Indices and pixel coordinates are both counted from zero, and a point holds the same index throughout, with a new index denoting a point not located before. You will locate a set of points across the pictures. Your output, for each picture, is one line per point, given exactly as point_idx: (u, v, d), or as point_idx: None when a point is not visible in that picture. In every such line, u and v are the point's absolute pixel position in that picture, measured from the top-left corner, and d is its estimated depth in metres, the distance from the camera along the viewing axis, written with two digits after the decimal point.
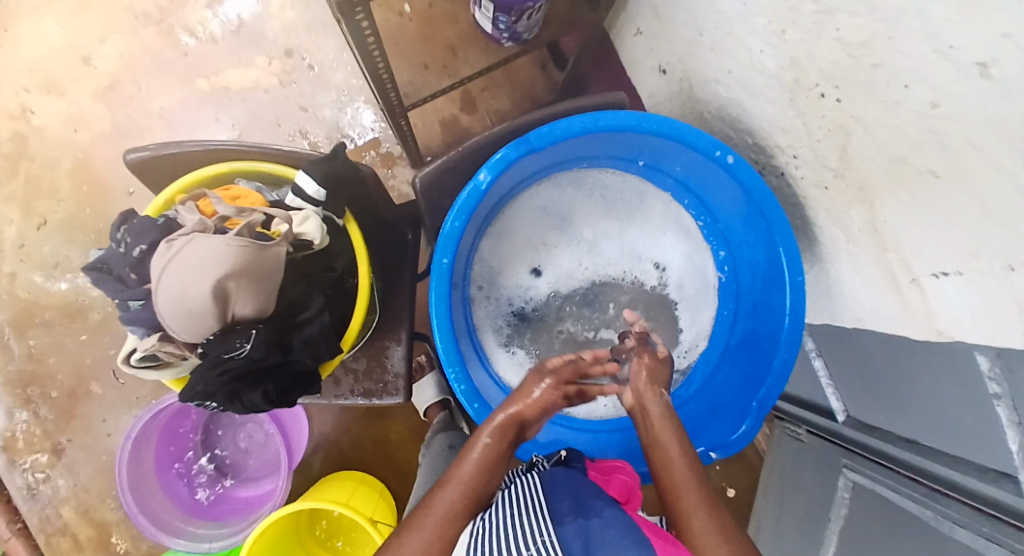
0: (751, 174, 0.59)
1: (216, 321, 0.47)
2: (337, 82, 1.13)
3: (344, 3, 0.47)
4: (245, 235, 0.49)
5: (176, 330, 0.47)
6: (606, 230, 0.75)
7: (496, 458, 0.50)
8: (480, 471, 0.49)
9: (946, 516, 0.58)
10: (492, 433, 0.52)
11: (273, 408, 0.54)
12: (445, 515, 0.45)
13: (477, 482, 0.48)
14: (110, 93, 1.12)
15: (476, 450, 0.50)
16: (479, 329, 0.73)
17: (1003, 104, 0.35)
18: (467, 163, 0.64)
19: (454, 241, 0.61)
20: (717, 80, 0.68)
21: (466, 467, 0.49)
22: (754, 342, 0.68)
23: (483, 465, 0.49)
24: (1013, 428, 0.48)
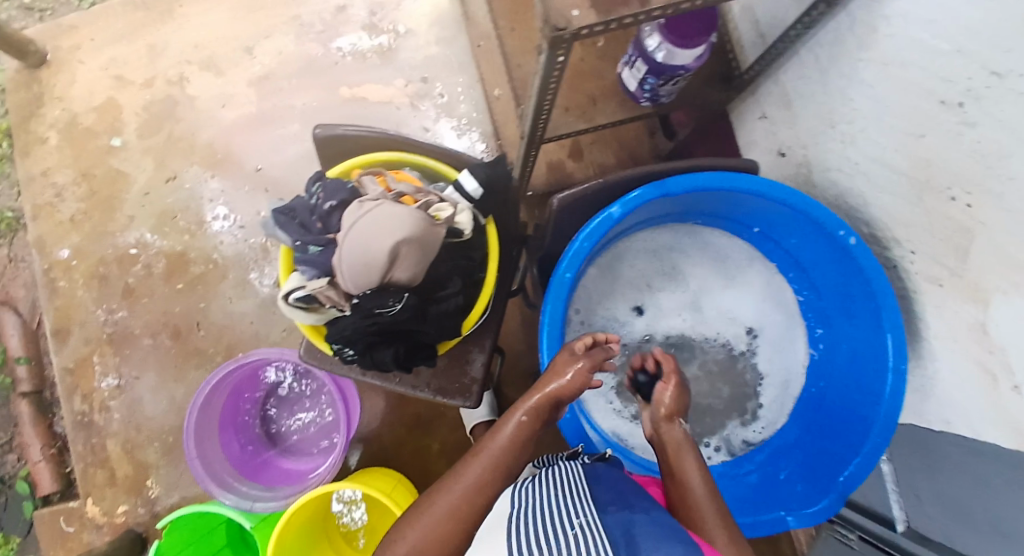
0: (870, 259, 0.62)
1: (378, 278, 0.53)
2: (460, 111, 1.23)
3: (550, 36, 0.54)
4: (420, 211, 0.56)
5: (345, 278, 0.54)
6: (708, 286, 0.80)
7: (523, 439, 0.56)
8: (511, 446, 0.55)
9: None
10: (527, 412, 0.58)
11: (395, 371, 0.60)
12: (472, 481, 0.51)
13: (504, 455, 0.54)
14: (262, 80, 1.25)
15: (509, 426, 0.57)
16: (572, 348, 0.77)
17: None
18: (599, 196, 0.70)
19: (580, 260, 0.67)
20: (840, 169, 0.74)
21: (500, 437, 0.55)
22: (845, 421, 0.69)
23: (515, 439, 0.56)
24: None
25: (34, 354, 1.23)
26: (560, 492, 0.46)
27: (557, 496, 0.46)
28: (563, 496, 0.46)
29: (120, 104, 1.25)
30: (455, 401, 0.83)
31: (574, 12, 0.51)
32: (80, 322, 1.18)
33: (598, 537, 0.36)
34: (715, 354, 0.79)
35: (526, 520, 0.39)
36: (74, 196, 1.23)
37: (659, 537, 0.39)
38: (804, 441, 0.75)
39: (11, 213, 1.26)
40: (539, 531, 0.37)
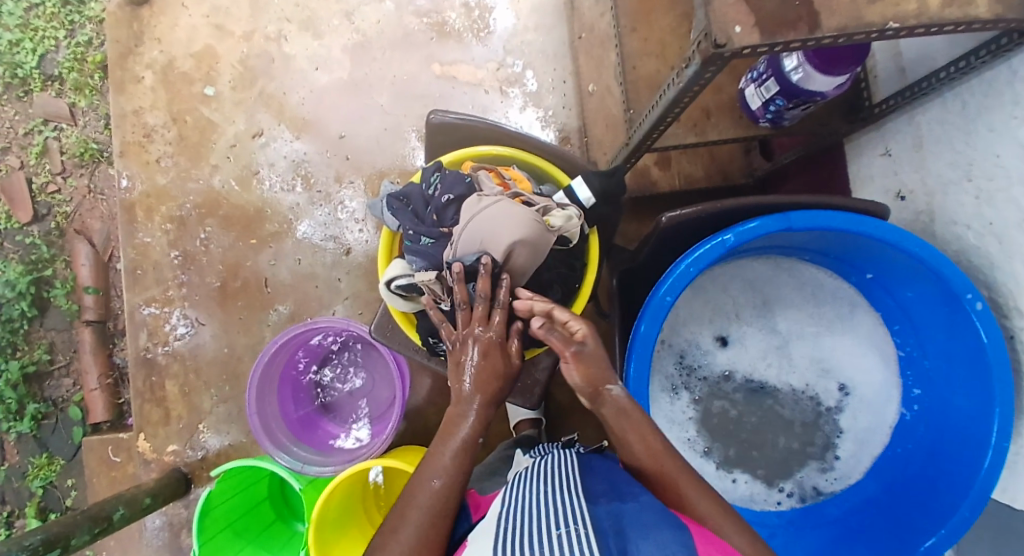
0: (994, 328, 0.58)
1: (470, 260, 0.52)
2: (548, 104, 1.21)
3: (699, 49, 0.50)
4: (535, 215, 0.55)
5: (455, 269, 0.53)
6: (803, 329, 0.77)
7: (474, 454, 0.47)
8: (461, 452, 0.47)
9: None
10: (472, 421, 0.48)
11: None
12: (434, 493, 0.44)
13: (461, 468, 0.46)
14: (358, 49, 1.25)
15: (462, 430, 0.48)
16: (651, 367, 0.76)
17: None
18: (707, 218, 0.67)
19: (683, 283, 0.64)
20: (968, 226, 0.69)
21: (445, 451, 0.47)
22: (930, 490, 0.65)
23: (462, 450, 0.47)
24: None
25: (102, 286, 1.28)
26: (551, 486, 0.43)
27: (548, 490, 0.42)
28: (552, 490, 0.42)
29: (218, 53, 1.27)
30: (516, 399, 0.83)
31: (736, 28, 0.47)
32: (154, 261, 1.22)
33: (590, 533, 0.33)
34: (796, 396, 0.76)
35: (514, 519, 0.37)
36: (162, 138, 1.26)
37: (651, 526, 0.36)
38: (879, 502, 0.71)
39: (96, 146, 1.31)
40: (527, 536, 0.34)
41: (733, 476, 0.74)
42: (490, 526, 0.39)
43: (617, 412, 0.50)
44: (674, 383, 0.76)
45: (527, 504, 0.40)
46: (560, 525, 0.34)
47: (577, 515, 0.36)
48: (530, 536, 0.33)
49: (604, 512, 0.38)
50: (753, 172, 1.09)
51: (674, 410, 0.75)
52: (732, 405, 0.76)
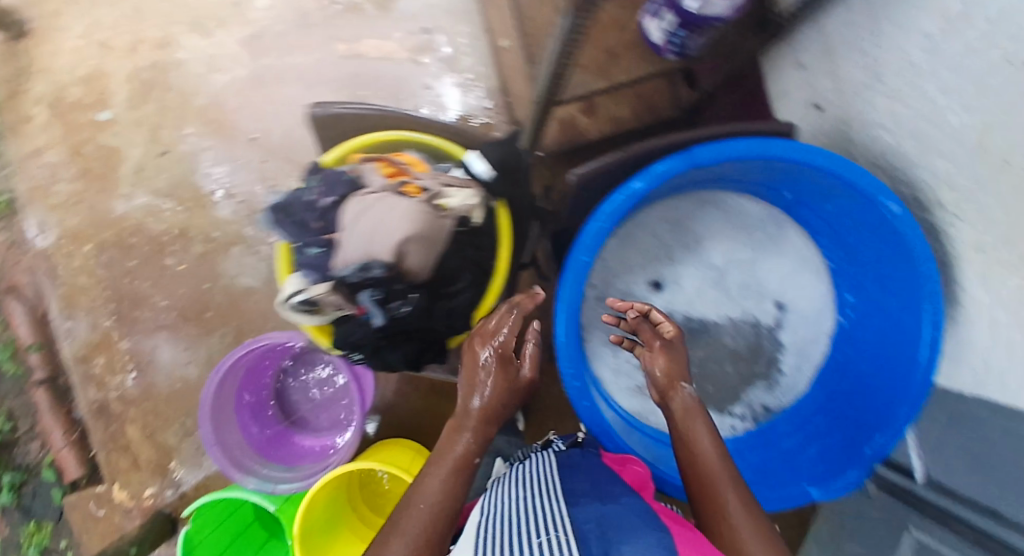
0: (914, 229, 0.57)
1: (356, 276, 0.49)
2: (462, 65, 1.14)
3: None
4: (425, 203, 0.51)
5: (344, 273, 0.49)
6: (736, 257, 0.76)
7: (471, 471, 0.49)
8: (458, 470, 0.48)
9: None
10: (474, 433, 0.51)
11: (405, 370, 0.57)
12: (426, 506, 0.44)
13: (457, 481, 0.47)
14: (252, 41, 1.16)
15: (458, 445, 0.50)
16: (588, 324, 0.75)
17: None
18: (618, 168, 0.64)
19: (596, 241, 0.62)
20: (883, 125, 0.67)
21: (441, 467, 0.48)
22: (871, 393, 0.67)
23: (463, 461, 0.49)
24: None
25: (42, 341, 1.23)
26: (532, 493, 0.44)
27: (524, 499, 0.43)
28: (532, 498, 0.43)
29: (107, 73, 1.18)
30: None
31: None
32: (90, 306, 1.16)
33: (571, 537, 0.34)
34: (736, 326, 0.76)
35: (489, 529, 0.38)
36: (67, 175, 1.18)
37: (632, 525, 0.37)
38: (826, 411, 0.72)
39: None
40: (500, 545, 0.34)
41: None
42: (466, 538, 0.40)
43: (684, 409, 0.56)
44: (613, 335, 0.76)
45: (504, 513, 0.41)
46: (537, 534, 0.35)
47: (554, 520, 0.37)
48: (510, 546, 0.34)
49: (583, 514, 0.39)
50: (679, 102, 1.05)
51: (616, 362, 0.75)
52: (675, 346, 0.76)
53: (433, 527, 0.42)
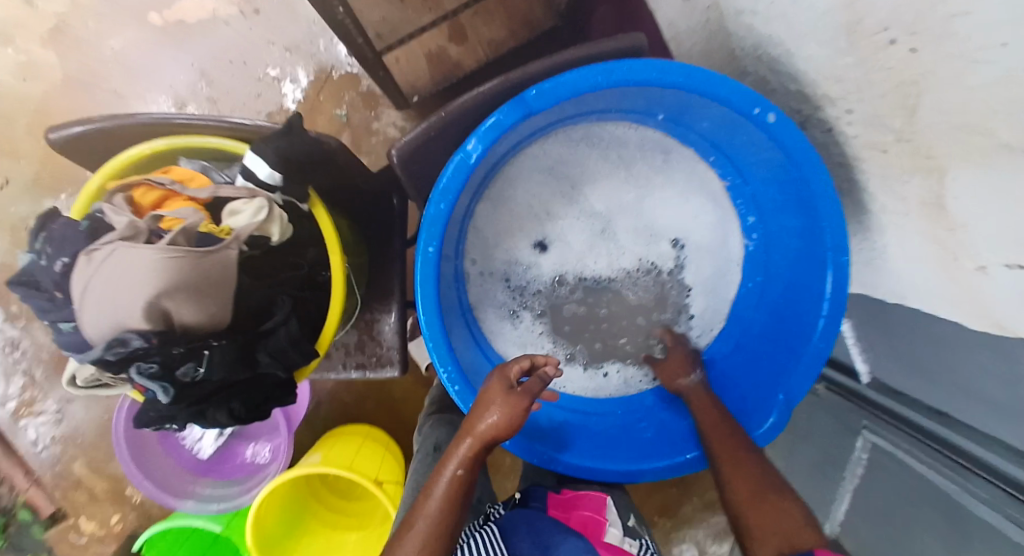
0: (795, 135, 0.50)
1: (111, 354, 0.40)
2: (306, 11, 0.97)
3: None
4: (181, 242, 0.42)
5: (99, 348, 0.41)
6: (621, 198, 0.68)
7: (459, 489, 0.50)
8: (449, 506, 0.48)
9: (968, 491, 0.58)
10: (462, 465, 0.50)
11: (246, 424, 0.49)
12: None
13: (445, 519, 0.48)
14: (55, 33, 0.98)
15: (443, 481, 0.50)
16: (475, 305, 0.68)
17: None
18: (448, 131, 0.54)
19: (441, 227, 0.53)
20: (754, 11, 0.56)
21: (429, 506, 0.48)
22: (783, 322, 0.62)
23: (448, 498, 0.49)
24: None
25: None
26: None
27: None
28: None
29: None
30: (381, 373, 0.77)
31: None
32: None
33: None
34: (637, 272, 0.70)
35: None
36: None
37: None
38: (742, 346, 0.67)
39: None
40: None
41: (600, 371, 0.70)
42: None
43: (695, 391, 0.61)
44: (508, 310, 0.69)
45: None
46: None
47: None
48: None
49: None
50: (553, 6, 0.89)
51: (517, 337, 0.69)
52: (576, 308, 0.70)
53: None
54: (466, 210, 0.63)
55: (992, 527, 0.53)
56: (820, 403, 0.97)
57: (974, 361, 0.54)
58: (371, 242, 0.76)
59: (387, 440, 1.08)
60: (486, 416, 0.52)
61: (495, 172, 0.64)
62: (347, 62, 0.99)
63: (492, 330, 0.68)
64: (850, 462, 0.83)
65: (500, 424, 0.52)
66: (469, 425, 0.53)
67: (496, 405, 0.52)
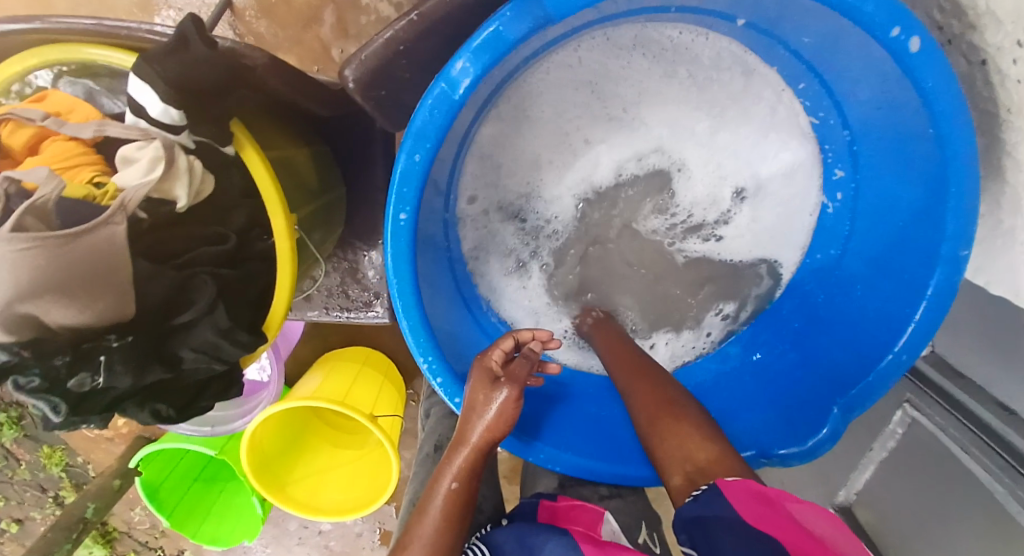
0: (941, 71, 0.34)
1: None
2: None
3: None
4: (35, 222, 0.29)
5: None
6: (688, 129, 0.54)
7: (458, 503, 0.44)
8: (449, 522, 0.43)
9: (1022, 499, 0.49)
10: (458, 477, 0.44)
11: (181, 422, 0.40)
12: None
13: (447, 537, 0.43)
14: None
15: (438, 498, 0.44)
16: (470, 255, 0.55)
17: None
18: (425, 44, 0.38)
19: (419, 185, 0.39)
20: None
21: (427, 524, 0.43)
22: (853, 312, 0.49)
23: (447, 516, 0.43)
24: None
25: None
26: None
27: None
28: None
29: None
30: (366, 318, 0.69)
31: None
32: None
33: None
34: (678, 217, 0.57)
35: None
36: None
37: None
38: (793, 330, 0.55)
39: None
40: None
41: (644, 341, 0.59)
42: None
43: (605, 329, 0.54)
44: (511, 259, 0.57)
45: None
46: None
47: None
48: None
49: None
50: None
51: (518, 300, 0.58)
52: (596, 256, 0.59)
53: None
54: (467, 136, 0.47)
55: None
56: None
57: None
58: (347, 169, 0.62)
59: (387, 365, 1.08)
60: (480, 424, 0.43)
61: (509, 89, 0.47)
62: None
63: (489, 283, 0.57)
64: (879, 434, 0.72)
65: (498, 426, 0.44)
66: (462, 432, 0.45)
67: (493, 408, 0.44)
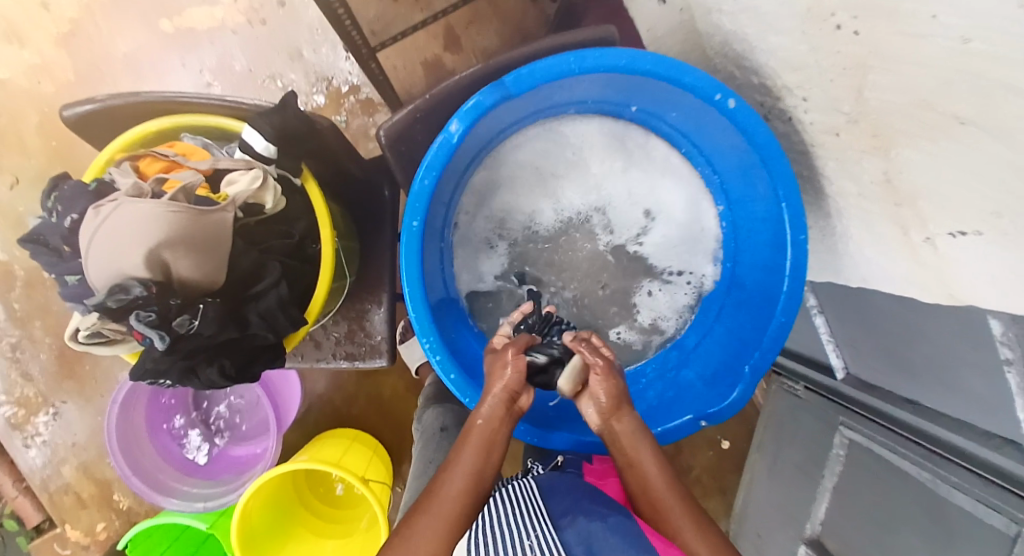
0: (752, 118, 0.54)
1: (112, 299, 0.41)
2: (310, 18, 1.02)
3: None
4: (181, 200, 0.45)
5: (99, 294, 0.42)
6: (609, 170, 0.72)
7: (484, 442, 0.49)
8: (482, 452, 0.48)
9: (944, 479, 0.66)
10: (486, 414, 0.50)
11: (233, 385, 0.51)
12: (453, 497, 0.45)
13: (480, 464, 0.48)
14: (70, 38, 1.02)
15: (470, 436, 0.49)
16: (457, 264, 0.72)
17: None
18: (431, 115, 0.58)
19: (425, 202, 0.55)
20: (720, 9, 0.61)
21: (464, 455, 0.48)
22: (750, 301, 0.65)
23: (480, 446, 0.48)
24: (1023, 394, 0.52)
25: None
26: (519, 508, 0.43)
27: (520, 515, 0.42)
28: (532, 517, 0.42)
29: None
30: (369, 363, 0.79)
31: None
32: None
33: None
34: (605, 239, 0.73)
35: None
36: None
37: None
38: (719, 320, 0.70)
39: None
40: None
41: (643, 291, 0.73)
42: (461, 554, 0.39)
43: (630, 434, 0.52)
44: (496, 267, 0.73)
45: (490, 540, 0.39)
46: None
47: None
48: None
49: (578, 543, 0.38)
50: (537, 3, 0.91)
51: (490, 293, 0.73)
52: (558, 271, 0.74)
53: (455, 516, 0.44)
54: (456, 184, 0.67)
55: (971, 514, 0.61)
56: (800, 404, 1.00)
57: (948, 355, 0.61)
58: (363, 233, 0.78)
59: (375, 444, 1.10)
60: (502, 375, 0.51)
61: (486, 151, 0.67)
62: (348, 69, 1.04)
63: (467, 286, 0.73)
64: (828, 460, 0.89)
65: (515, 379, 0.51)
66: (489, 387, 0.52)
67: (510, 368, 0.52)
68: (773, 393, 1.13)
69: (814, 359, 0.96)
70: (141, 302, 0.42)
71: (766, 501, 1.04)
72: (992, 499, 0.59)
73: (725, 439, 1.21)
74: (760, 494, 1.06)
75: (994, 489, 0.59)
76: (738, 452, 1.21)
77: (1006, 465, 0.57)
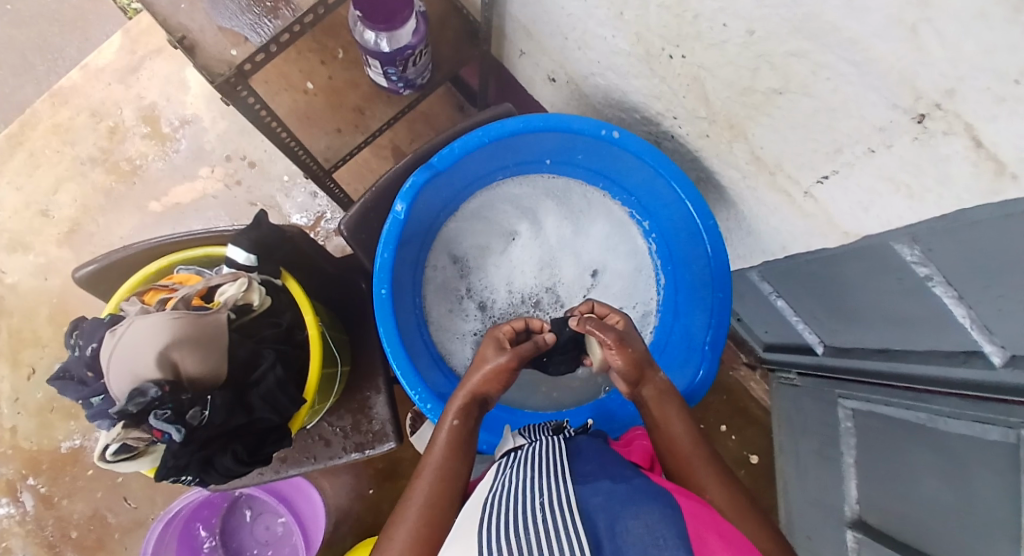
0: (636, 140, 0.66)
1: (133, 405, 0.48)
2: (278, 169, 1.20)
3: (226, 85, 0.61)
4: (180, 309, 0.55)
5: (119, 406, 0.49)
6: (561, 232, 0.86)
7: (457, 433, 0.59)
8: (450, 453, 0.57)
9: (939, 413, 0.66)
10: (457, 415, 0.61)
11: (249, 469, 0.57)
12: (428, 500, 0.51)
13: (450, 465, 0.55)
14: (73, 236, 1.18)
15: (445, 433, 0.59)
16: (428, 318, 0.84)
17: (798, 11, 0.41)
18: (379, 203, 0.69)
19: (388, 271, 0.68)
20: (593, 72, 0.76)
21: (435, 455, 0.57)
22: (695, 287, 0.78)
23: (452, 444, 0.58)
24: (955, 302, 0.54)
25: None
26: (539, 471, 0.47)
27: (538, 475, 0.46)
28: (539, 478, 0.45)
29: None
30: (379, 449, 0.77)
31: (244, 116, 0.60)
32: (15, 550, 1.08)
33: (575, 517, 0.37)
34: (563, 290, 0.86)
35: (496, 514, 0.40)
36: None
37: (637, 499, 0.40)
38: (670, 315, 0.84)
39: None
40: (517, 515, 0.39)
41: None
42: (470, 520, 0.43)
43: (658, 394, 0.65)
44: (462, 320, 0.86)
45: (510, 493, 0.43)
46: (539, 509, 0.39)
47: (567, 502, 0.40)
48: (521, 516, 0.38)
49: (590, 495, 0.41)
50: (462, 109, 1.13)
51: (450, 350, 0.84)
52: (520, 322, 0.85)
53: (432, 521, 0.49)
54: (420, 247, 0.81)
55: (969, 436, 0.60)
56: (801, 392, 1.03)
57: (869, 292, 0.68)
58: (349, 324, 0.82)
59: None
60: (474, 379, 0.64)
61: (442, 216, 0.82)
62: (316, 202, 1.19)
63: (440, 344, 0.84)
64: (841, 436, 0.89)
65: (492, 380, 0.64)
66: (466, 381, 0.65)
67: (487, 369, 0.64)
68: (775, 389, 1.16)
69: (793, 344, 1.01)
70: (155, 403, 0.49)
71: (805, 500, 1.02)
72: (978, 413, 0.59)
73: (753, 454, 1.19)
74: (797, 495, 1.05)
75: (977, 403, 0.59)
76: (769, 463, 1.19)
77: (979, 375, 0.58)
